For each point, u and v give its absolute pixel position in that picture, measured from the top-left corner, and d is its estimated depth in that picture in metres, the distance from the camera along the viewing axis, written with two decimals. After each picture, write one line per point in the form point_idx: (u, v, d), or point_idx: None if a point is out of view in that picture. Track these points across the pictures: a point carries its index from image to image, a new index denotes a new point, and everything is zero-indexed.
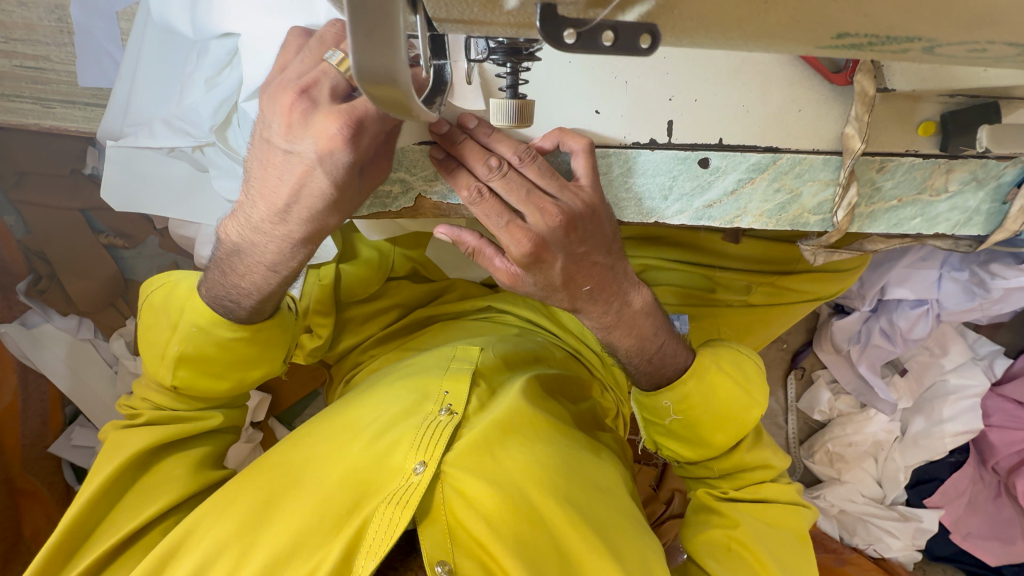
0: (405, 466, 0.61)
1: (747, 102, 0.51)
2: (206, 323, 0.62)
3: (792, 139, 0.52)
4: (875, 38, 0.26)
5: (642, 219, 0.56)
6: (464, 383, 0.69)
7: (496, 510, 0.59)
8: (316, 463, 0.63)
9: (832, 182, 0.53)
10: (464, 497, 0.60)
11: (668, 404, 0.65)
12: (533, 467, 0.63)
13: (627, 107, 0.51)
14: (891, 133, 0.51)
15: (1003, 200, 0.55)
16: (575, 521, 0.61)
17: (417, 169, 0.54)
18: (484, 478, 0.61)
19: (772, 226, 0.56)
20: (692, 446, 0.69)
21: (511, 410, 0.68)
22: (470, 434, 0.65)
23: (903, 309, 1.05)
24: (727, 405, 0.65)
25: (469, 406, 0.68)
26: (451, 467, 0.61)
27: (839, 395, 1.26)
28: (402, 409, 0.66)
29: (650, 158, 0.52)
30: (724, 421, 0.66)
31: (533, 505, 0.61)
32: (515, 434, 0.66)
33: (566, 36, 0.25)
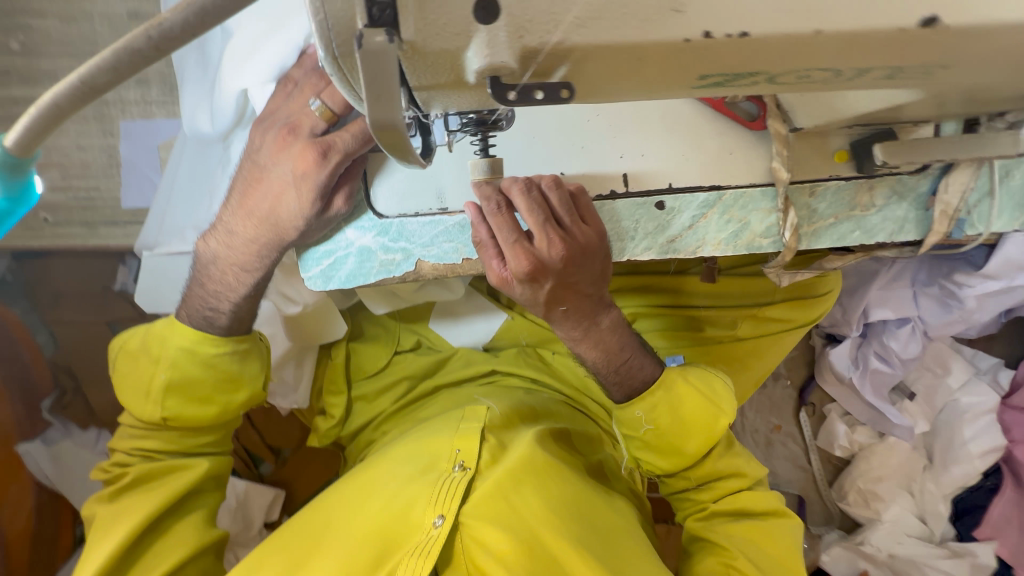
0: (424, 521, 0.62)
1: (686, 152, 0.61)
2: (192, 344, 0.64)
3: (730, 177, 0.61)
4: (727, 77, 0.36)
5: (615, 258, 0.63)
6: (473, 439, 0.70)
7: (514, 558, 0.61)
8: (336, 526, 0.64)
9: (773, 210, 0.62)
10: (482, 545, 0.62)
11: (640, 414, 0.69)
12: (547, 513, 0.65)
13: (585, 167, 0.61)
14: (813, 163, 0.61)
15: (925, 207, 0.63)
16: (592, 564, 0.61)
17: (416, 238, 0.61)
18: (499, 525, 0.62)
19: (731, 252, 0.63)
20: (669, 456, 0.71)
21: (522, 457, 0.69)
22: (484, 485, 0.66)
23: (889, 329, 1.09)
24: (695, 415, 0.69)
25: (482, 460, 0.70)
26: (466, 517, 0.63)
27: (854, 427, 1.24)
28: (418, 468, 0.68)
29: (613, 207, 0.61)
30: (694, 429, 0.69)
31: (549, 550, 0.62)
32: (528, 480, 0.67)
33: (509, 93, 0.35)
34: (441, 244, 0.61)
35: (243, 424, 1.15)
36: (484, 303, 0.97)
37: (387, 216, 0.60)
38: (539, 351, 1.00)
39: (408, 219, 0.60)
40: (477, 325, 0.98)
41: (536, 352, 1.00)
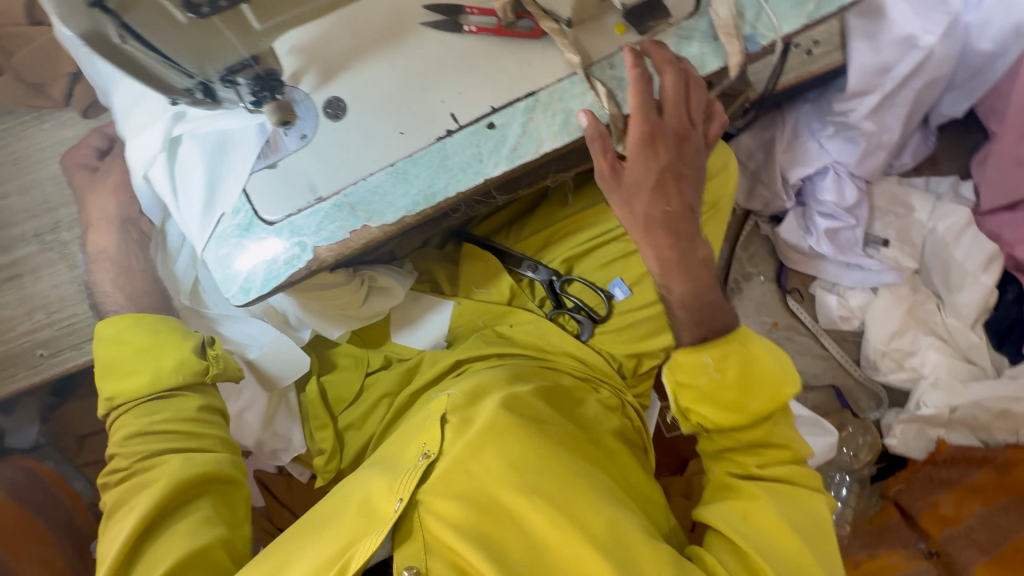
0: (387, 505, 0.68)
1: (492, 75, 0.71)
2: (119, 344, 0.80)
3: (537, 81, 0.71)
4: None
5: (474, 183, 0.71)
6: (437, 428, 0.76)
7: (464, 517, 0.67)
8: (317, 533, 0.70)
9: (586, 91, 0.71)
10: (440, 515, 0.67)
11: (708, 359, 0.71)
12: (502, 471, 0.70)
13: (418, 119, 0.71)
14: (600, 43, 0.71)
15: (714, 37, 0.71)
16: (538, 505, 0.68)
17: (305, 230, 0.71)
18: (453, 496, 0.68)
19: (568, 139, 0.71)
20: (731, 410, 0.72)
21: (480, 428, 0.74)
22: (443, 465, 0.72)
23: (816, 184, 1.12)
24: (759, 367, 0.73)
25: (446, 441, 0.74)
26: (424, 493, 0.69)
27: (846, 294, 1.21)
28: (388, 466, 0.75)
29: (454, 141, 0.71)
30: (761, 382, 0.72)
31: (503, 504, 0.68)
32: (485, 448, 0.72)
33: None
34: (326, 226, 0.71)
35: (269, 501, 1.18)
36: (429, 299, 1.06)
37: (276, 220, 0.71)
38: (495, 326, 1.04)
39: (294, 217, 0.71)
40: (431, 320, 1.05)
41: (494, 329, 1.04)
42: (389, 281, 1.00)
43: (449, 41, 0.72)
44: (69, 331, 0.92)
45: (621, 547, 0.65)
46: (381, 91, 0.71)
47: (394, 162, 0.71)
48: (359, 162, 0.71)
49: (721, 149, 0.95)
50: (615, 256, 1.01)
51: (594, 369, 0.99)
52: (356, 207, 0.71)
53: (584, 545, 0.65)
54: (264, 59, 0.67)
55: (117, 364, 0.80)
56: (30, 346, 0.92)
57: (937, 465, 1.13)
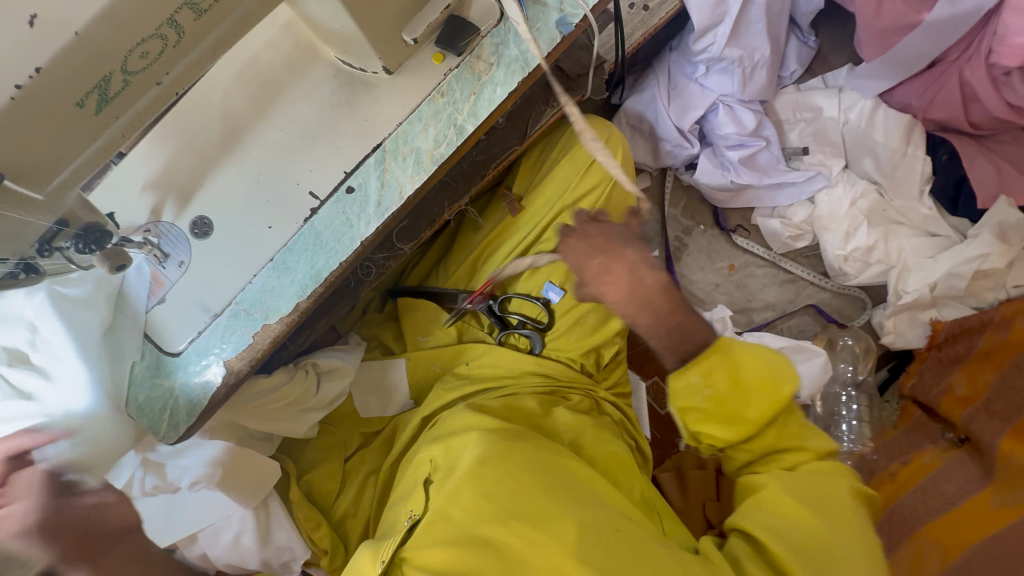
0: (377, 569, 0.67)
1: (336, 143, 0.72)
2: None
3: (379, 132, 0.72)
4: None
5: (353, 248, 0.72)
6: (420, 491, 0.76)
7: (453, 561, 0.64)
8: None
9: (427, 125, 0.72)
10: (427, 568, 0.65)
11: (695, 378, 0.73)
12: (484, 505, 0.68)
13: (280, 207, 0.72)
14: (424, 78, 0.72)
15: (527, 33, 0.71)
16: (520, 528, 0.65)
17: (210, 347, 0.72)
18: (441, 542, 0.66)
19: (426, 176, 0.71)
20: (730, 424, 0.72)
21: (457, 473, 0.72)
22: (425, 520, 0.70)
23: (711, 122, 1.12)
24: (756, 373, 0.72)
25: (428, 497, 0.74)
26: (411, 550, 0.67)
27: (788, 213, 1.19)
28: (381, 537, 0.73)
29: (320, 216, 0.72)
30: (758, 390, 0.71)
31: (487, 539, 0.65)
32: (460, 489, 0.70)
33: None
34: (229, 338, 0.71)
35: None
36: (383, 362, 1.05)
37: (180, 348, 0.72)
38: (452, 370, 1.03)
39: (196, 339, 0.72)
40: (392, 381, 1.05)
41: (453, 372, 1.03)
42: (338, 362, 0.99)
43: (283, 124, 0.72)
44: None
45: (604, 545, 0.62)
46: (237, 194, 0.72)
47: (273, 256, 0.72)
48: (239, 268, 0.72)
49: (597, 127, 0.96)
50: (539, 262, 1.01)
51: (563, 372, 0.98)
52: (250, 309, 0.72)
53: (569, 555, 0.62)
54: (72, 218, 0.63)
55: None
56: None
57: (941, 347, 1.08)
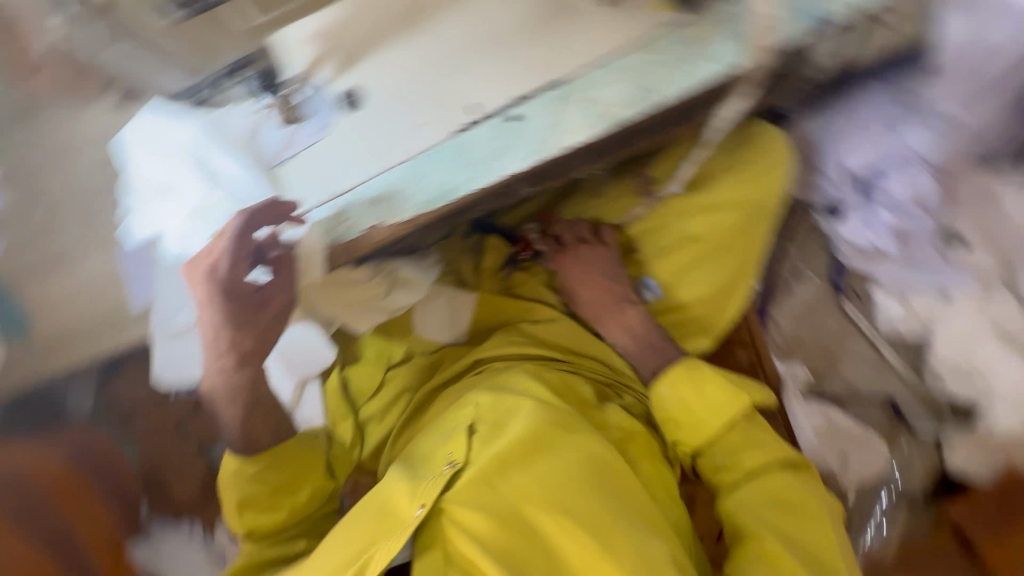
0: (410, 510, 0.65)
1: (524, 60, 0.66)
2: (237, 470, 0.76)
3: (569, 68, 0.66)
4: None
5: (499, 178, 0.68)
6: (460, 436, 0.72)
7: (492, 533, 0.60)
8: (334, 544, 0.66)
9: (621, 80, 0.66)
10: (462, 527, 0.61)
11: (667, 390, 0.82)
12: (533, 487, 0.64)
13: (439, 108, 0.68)
14: (641, 28, 0.66)
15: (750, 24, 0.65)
16: (567, 525, 0.62)
17: (329, 223, 0.71)
18: (482, 508, 0.62)
19: (601, 133, 0.67)
20: (692, 436, 0.80)
21: (512, 442, 0.69)
22: (468, 475, 0.66)
23: (883, 177, 1.03)
24: (713, 396, 0.80)
25: (468, 450, 0.70)
26: (449, 504, 0.64)
27: (911, 297, 1.07)
28: (414, 470, 0.70)
29: (476, 133, 0.67)
30: (716, 409, 0.79)
31: (531, 523, 0.62)
32: (514, 463, 0.67)
33: None
34: (352, 220, 0.71)
35: None
36: (454, 291, 1.03)
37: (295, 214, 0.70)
38: (514, 325, 1.01)
39: (316, 210, 0.71)
40: (455, 312, 1.03)
41: (517, 326, 1.01)
42: (412, 276, 0.97)
43: (474, 22, 0.66)
44: None
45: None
46: (403, 77, 0.67)
47: (415, 154, 0.68)
48: (378, 157, 0.69)
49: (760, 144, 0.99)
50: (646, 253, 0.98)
51: (623, 371, 0.96)
52: (380, 200, 0.70)
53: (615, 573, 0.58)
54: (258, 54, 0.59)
55: (253, 498, 0.76)
56: None
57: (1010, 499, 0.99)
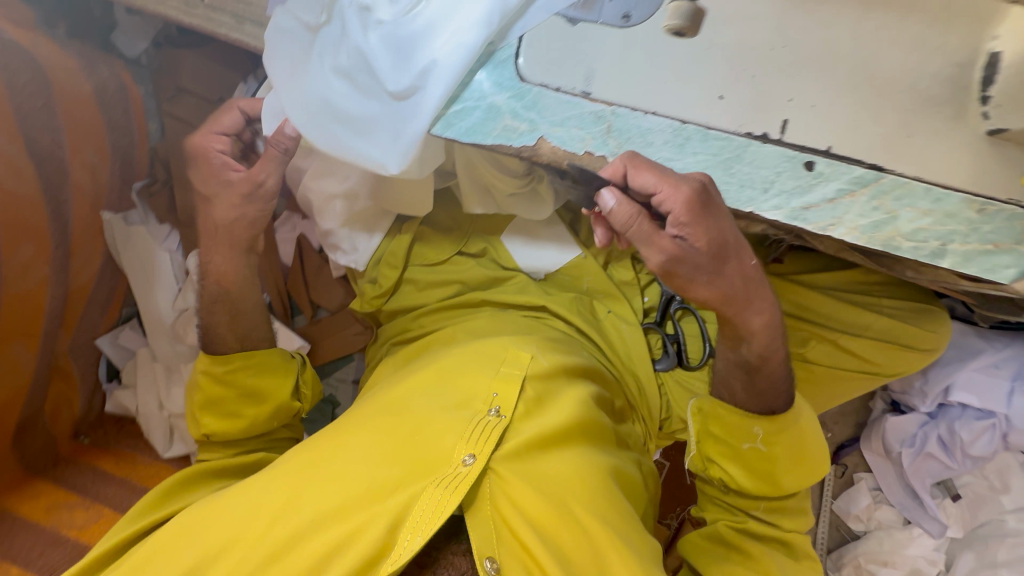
0: (454, 456, 0.63)
1: (860, 119, 0.55)
2: (205, 366, 0.81)
3: (897, 162, 0.56)
4: None
5: (738, 206, 0.58)
6: (512, 386, 0.70)
7: (544, 518, 0.62)
8: (363, 437, 0.65)
9: (929, 212, 0.56)
10: (512, 499, 0.63)
11: (758, 431, 0.69)
12: (576, 479, 0.66)
13: (750, 94, 0.56)
14: (996, 178, 0.55)
15: None
16: (615, 541, 0.62)
17: (547, 113, 0.59)
18: (536, 488, 0.64)
19: (864, 243, 0.56)
20: (754, 477, 0.71)
21: (561, 426, 0.68)
22: (516, 440, 0.66)
23: (966, 417, 1.01)
24: (806, 446, 0.70)
25: (516, 410, 0.69)
26: (498, 465, 0.64)
27: (879, 504, 1.15)
28: (453, 402, 0.68)
29: (760, 150, 0.57)
30: (803, 460, 0.70)
31: (576, 519, 0.63)
32: (555, 449, 0.68)
33: None
34: (570, 128, 0.59)
35: (295, 266, 1.19)
36: (563, 232, 0.95)
37: (528, 81, 0.60)
38: (594, 305, 0.96)
39: (547, 92, 0.59)
40: (549, 252, 0.95)
41: (592, 304, 0.96)
42: (548, 195, 0.86)
43: (858, 41, 0.55)
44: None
45: None
46: (740, 36, 0.56)
47: (686, 121, 0.57)
48: (650, 93, 0.58)
49: (931, 325, 0.85)
50: None
51: (645, 399, 0.93)
52: (613, 132, 0.59)
53: None
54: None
55: (217, 398, 0.80)
56: None
57: None
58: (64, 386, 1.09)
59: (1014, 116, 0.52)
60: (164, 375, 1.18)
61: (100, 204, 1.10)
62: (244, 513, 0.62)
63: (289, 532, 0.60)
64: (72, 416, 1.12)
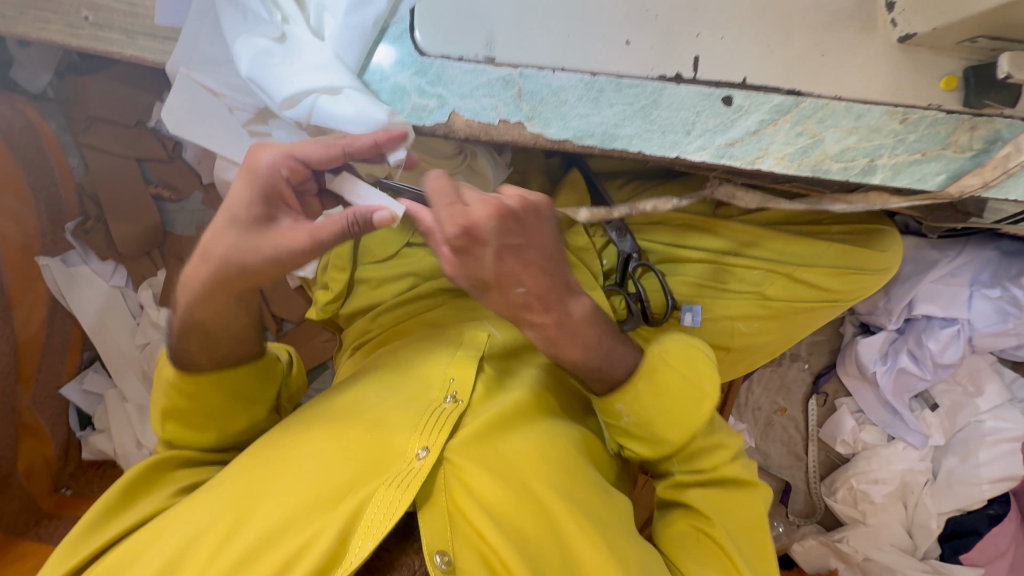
0: (409, 450, 0.63)
1: (771, 44, 0.54)
2: (170, 373, 0.70)
3: (814, 83, 0.54)
4: None
5: (664, 152, 0.56)
6: (469, 369, 0.70)
7: (502, 505, 0.62)
8: (317, 442, 0.65)
9: (853, 130, 0.55)
10: (468, 487, 0.63)
11: (620, 407, 0.68)
12: (533, 460, 0.66)
13: (657, 36, 0.55)
14: (915, 86, 0.54)
15: (991, 146, 0.54)
16: (575, 514, 0.63)
17: (454, 86, 0.57)
18: (493, 473, 0.63)
19: (793, 170, 0.55)
20: (649, 445, 0.70)
21: (516, 406, 0.70)
22: (474, 424, 0.66)
23: (933, 328, 1.02)
24: (679, 403, 0.68)
25: (474, 394, 0.69)
26: (453, 455, 0.64)
27: (863, 425, 1.17)
28: (409, 393, 0.69)
29: (675, 92, 0.55)
30: (680, 418, 0.68)
31: (537, 500, 0.63)
32: (514, 428, 0.68)
33: None
34: (479, 97, 0.57)
35: None
36: None
37: (428, 55, 0.58)
38: None
39: (450, 63, 0.57)
40: None
41: None
42: (486, 170, 0.82)
43: None
44: (129, 14, 0.77)
45: None
46: None
47: (596, 73, 0.55)
48: (556, 49, 0.56)
49: (882, 244, 0.85)
50: (708, 281, 0.90)
51: None
52: (524, 96, 0.56)
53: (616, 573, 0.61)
54: None
55: (183, 407, 0.71)
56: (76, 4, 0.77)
57: None
58: (34, 443, 1.06)
59: (919, 19, 0.50)
60: (138, 415, 1.16)
61: (33, 250, 1.05)
62: (193, 539, 0.59)
63: (239, 551, 0.57)
64: (49, 471, 1.09)
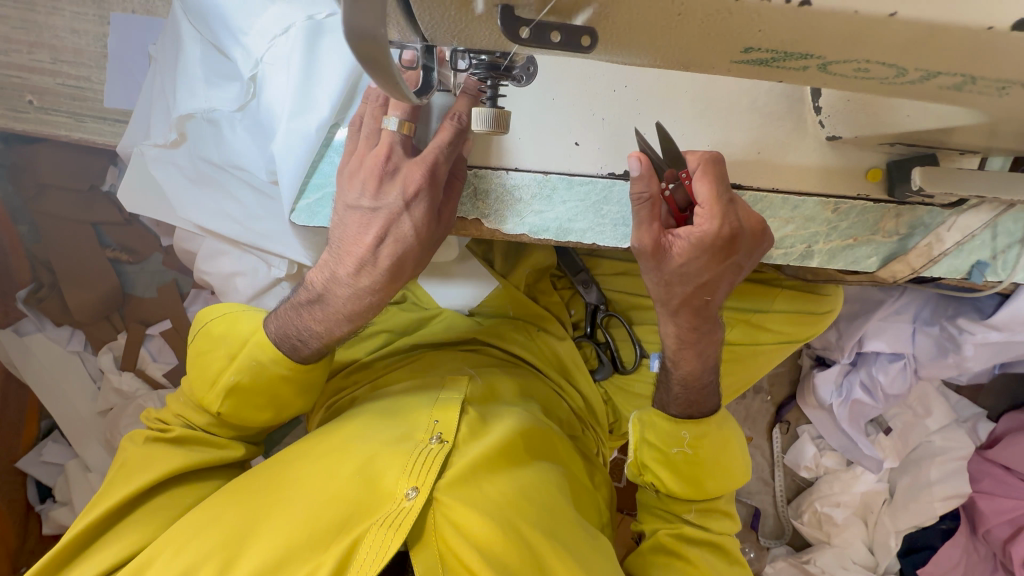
0: (397, 491, 0.63)
1: (711, 143, 0.57)
2: (263, 358, 0.59)
3: (753, 178, 0.57)
4: (775, 53, 0.34)
5: (617, 243, 0.60)
6: (452, 412, 0.72)
7: (490, 541, 0.62)
8: (306, 483, 0.65)
9: (790, 220, 0.59)
10: (455, 524, 0.63)
11: (685, 434, 0.70)
12: (515, 499, 0.67)
13: (604, 138, 0.57)
14: (843, 179, 0.57)
15: (912, 233, 0.59)
16: (559, 550, 0.64)
17: None
18: (480, 510, 0.64)
19: None
20: (685, 483, 0.71)
21: (502, 445, 0.71)
22: (459, 465, 0.67)
23: (881, 362, 1.08)
24: (726, 458, 0.72)
25: (458, 434, 0.71)
26: (441, 494, 0.64)
27: (824, 451, 1.23)
28: (397, 434, 0.69)
29: (625, 188, 0.58)
30: (718, 471, 0.71)
31: (523, 537, 0.64)
32: (499, 470, 0.69)
33: (521, 30, 0.34)
34: None
35: None
36: (475, 267, 0.95)
37: None
38: (526, 324, 0.96)
39: None
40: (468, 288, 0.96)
41: (523, 325, 0.96)
42: None
43: (694, 71, 0.56)
44: (77, 99, 0.76)
45: None
46: (583, 82, 0.56)
47: (548, 172, 0.57)
48: (508, 150, 0.57)
49: (830, 292, 0.90)
50: None
51: (594, 410, 0.96)
52: (481, 194, 0.58)
53: None
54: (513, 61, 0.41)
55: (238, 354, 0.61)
56: (19, 89, 0.75)
57: None
58: None
59: (841, 123, 0.53)
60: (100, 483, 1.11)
61: None
62: None
63: None
64: (8, 548, 1.04)
